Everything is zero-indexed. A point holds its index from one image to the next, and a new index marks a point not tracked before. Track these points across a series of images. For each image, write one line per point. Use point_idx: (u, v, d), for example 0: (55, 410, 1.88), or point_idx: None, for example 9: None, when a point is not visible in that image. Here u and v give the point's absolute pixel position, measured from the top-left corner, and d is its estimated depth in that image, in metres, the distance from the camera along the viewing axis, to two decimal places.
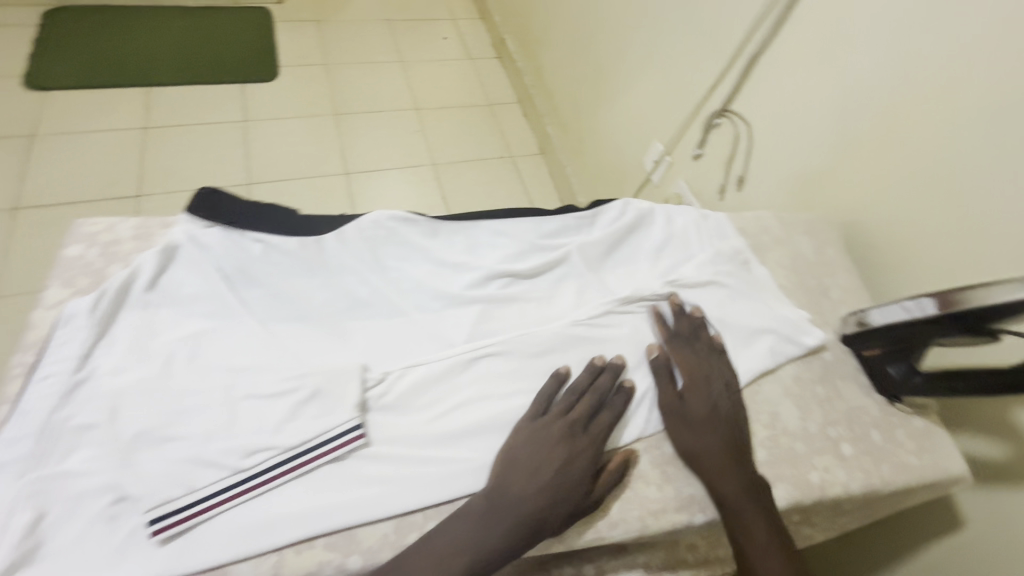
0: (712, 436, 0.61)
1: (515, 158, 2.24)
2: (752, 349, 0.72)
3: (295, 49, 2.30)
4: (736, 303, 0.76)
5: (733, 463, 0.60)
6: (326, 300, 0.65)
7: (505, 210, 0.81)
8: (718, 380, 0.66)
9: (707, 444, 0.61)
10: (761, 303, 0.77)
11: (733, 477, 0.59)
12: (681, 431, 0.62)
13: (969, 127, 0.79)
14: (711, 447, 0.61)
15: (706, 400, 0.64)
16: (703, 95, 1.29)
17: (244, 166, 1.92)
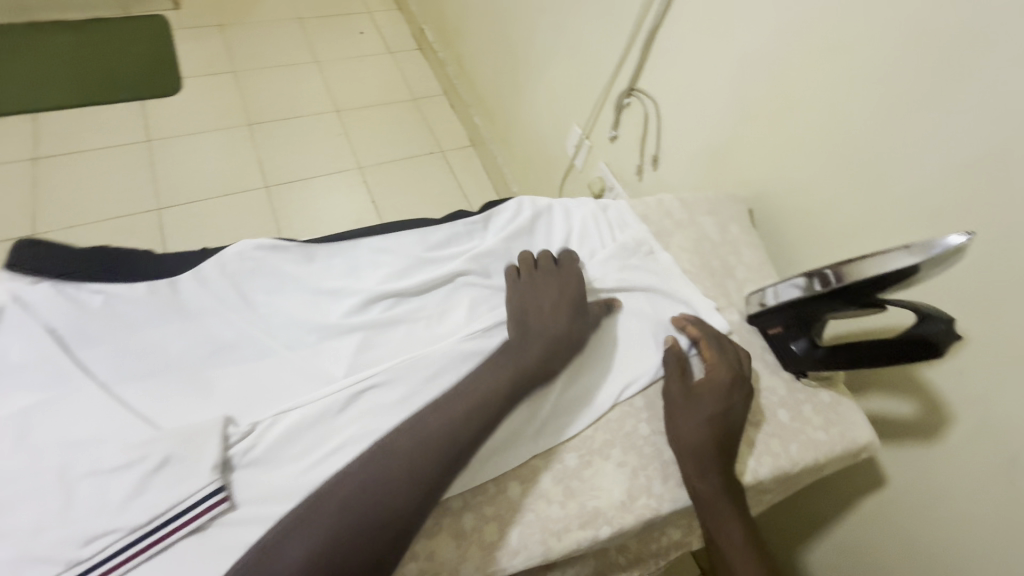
0: (707, 429, 0.61)
1: (445, 152, 2.10)
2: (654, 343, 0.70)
3: (196, 56, 2.09)
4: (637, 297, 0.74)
5: (722, 460, 0.60)
6: (184, 348, 0.59)
7: (391, 223, 0.76)
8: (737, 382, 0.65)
9: (700, 434, 0.61)
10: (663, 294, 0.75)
11: (717, 475, 0.59)
12: (677, 418, 0.62)
13: (852, 90, 0.78)
14: (703, 438, 0.61)
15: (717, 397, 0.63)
16: (611, 75, 1.26)
17: (151, 189, 1.74)
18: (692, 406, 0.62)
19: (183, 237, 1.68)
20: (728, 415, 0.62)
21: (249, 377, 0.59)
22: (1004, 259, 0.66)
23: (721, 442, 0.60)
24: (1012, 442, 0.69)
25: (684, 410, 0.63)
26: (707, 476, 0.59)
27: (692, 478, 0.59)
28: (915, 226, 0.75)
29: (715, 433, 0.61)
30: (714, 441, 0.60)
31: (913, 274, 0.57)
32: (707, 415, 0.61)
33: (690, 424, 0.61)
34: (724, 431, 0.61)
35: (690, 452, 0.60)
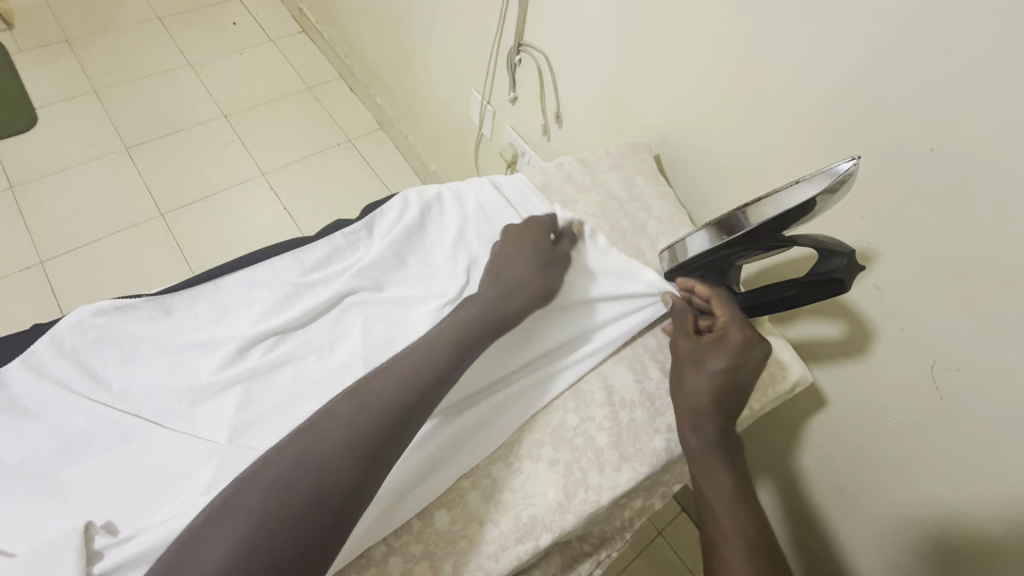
0: (703, 387, 0.59)
1: (354, 141, 1.92)
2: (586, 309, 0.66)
3: (45, 80, 1.82)
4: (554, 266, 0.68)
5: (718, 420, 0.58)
6: (28, 452, 0.50)
7: (261, 250, 0.67)
8: (740, 344, 0.61)
9: (693, 392, 0.59)
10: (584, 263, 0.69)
11: (710, 435, 0.58)
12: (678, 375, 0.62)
13: (729, 14, 0.74)
14: (698, 397, 0.59)
15: (719, 354, 0.60)
16: (499, 33, 1.17)
17: (26, 240, 1.52)
18: (696, 359, 0.61)
19: (74, 289, 1.47)
20: (733, 366, 0.60)
21: (114, 470, 0.51)
22: (897, 169, 0.65)
23: (722, 394, 0.59)
24: (932, 348, 0.69)
25: (688, 363, 0.61)
26: (702, 431, 0.58)
27: (686, 431, 0.59)
28: (812, 150, 0.72)
29: (716, 388, 0.59)
30: (713, 397, 0.58)
31: (813, 207, 0.56)
32: (709, 367, 0.60)
33: (694, 376, 0.60)
34: (730, 386, 0.59)
35: (689, 404, 0.59)
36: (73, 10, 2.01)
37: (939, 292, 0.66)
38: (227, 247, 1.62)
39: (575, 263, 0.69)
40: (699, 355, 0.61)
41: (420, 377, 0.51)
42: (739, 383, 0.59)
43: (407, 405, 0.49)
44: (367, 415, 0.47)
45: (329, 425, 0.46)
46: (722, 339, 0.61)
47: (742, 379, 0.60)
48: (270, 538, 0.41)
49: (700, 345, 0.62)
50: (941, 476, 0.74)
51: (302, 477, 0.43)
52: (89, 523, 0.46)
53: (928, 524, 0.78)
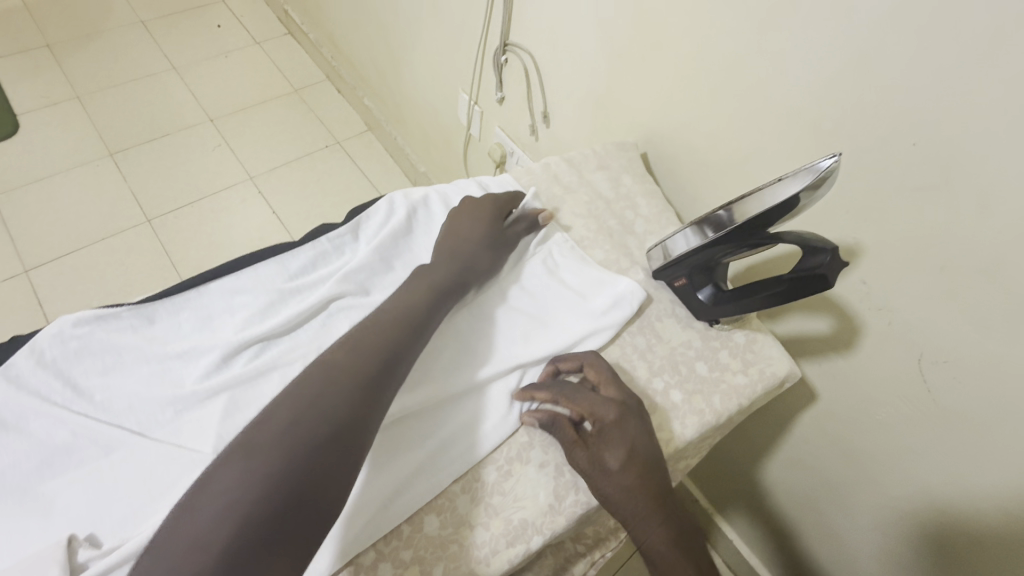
0: (629, 482, 0.55)
1: (342, 143, 1.91)
2: (560, 309, 0.68)
3: (27, 87, 1.80)
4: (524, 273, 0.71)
5: (654, 507, 0.55)
6: (7, 466, 0.49)
7: (247, 256, 0.66)
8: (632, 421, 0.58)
9: (625, 492, 0.54)
10: (558, 268, 0.72)
11: (656, 526, 0.55)
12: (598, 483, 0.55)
13: (713, 12, 0.74)
14: (626, 496, 0.54)
15: (623, 440, 0.56)
16: (485, 33, 1.17)
17: (9, 249, 1.50)
18: (608, 459, 0.55)
19: (61, 297, 1.45)
20: (642, 446, 0.57)
21: (97, 482, 0.50)
22: (882, 165, 0.65)
23: (646, 485, 0.55)
24: (919, 341, 0.69)
25: (595, 475, 0.55)
26: (648, 529, 0.55)
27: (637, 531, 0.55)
28: (797, 147, 0.73)
29: (641, 480, 0.55)
30: (643, 488, 0.55)
31: (797, 205, 0.56)
32: (620, 467, 0.55)
33: (611, 486, 0.54)
34: (644, 474, 0.55)
35: (624, 510, 0.54)
36: (53, 15, 1.99)
37: (925, 286, 0.66)
38: (215, 252, 1.60)
39: (540, 263, 0.71)
40: (603, 462, 0.55)
41: (382, 344, 0.53)
42: (649, 466, 0.56)
43: (375, 370, 0.51)
44: (341, 379, 0.48)
45: (284, 406, 0.45)
46: (611, 434, 0.56)
47: (649, 458, 0.57)
48: (270, 496, 0.40)
49: (596, 453, 0.55)
50: (930, 465, 0.75)
51: (266, 459, 0.42)
52: (72, 537, 0.46)
53: (919, 513, 0.79)
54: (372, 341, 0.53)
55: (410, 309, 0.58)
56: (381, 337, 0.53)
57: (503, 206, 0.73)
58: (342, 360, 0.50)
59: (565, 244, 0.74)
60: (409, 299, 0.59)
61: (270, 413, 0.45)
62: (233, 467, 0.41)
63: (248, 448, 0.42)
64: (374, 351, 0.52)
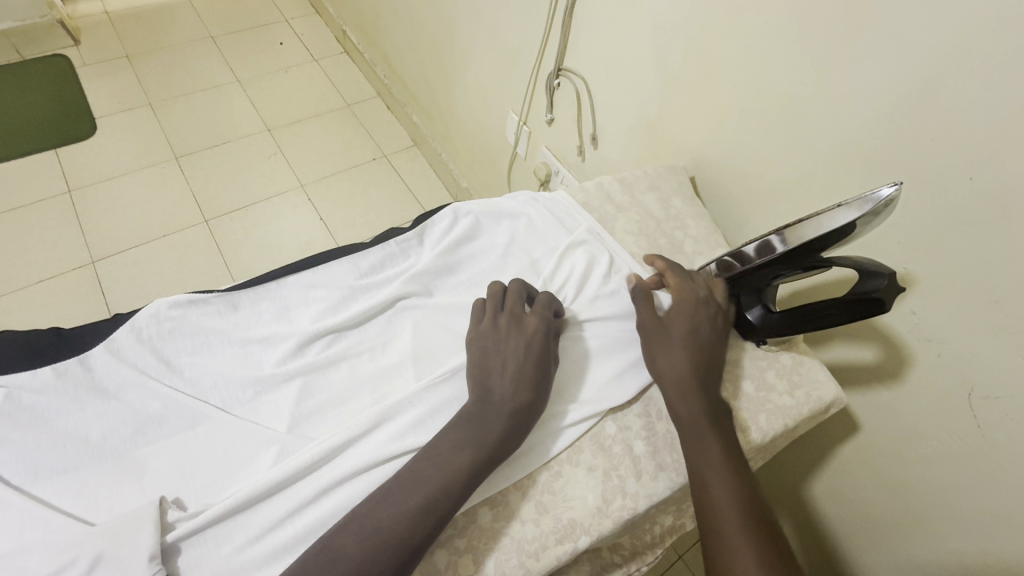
0: (678, 357, 0.62)
1: (389, 156, 1.99)
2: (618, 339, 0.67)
3: (107, 93, 1.95)
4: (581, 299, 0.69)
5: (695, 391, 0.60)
6: (105, 431, 0.54)
7: (320, 253, 0.71)
8: (706, 313, 0.66)
9: (675, 366, 0.61)
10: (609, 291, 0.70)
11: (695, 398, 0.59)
12: (653, 349, 0.63)
13: (769, 44, 0.77)
14: (677, 367, 0.61)
15: (687, 321, 0.65)
16: (539, 58, 1.23)
17: (80, 241, 1.61)
18: (666, 334, 0.64)
19: (123, 288, 1.55)
20: (701, 333, 0.64)
21: (185, 450, 0.54)
22: (937, 197, 0.66)
23: (697, 363, 0.62)
24: (970, 375, 0.69)
25: (655, 339, 0.64)
26: (687, 399, 0.59)
27: (672, 400, 0.60)
28: (849, 176, 0.75)
29: (694, 362, 0.62)
30: (691, 366, 0.61)
31: (853, 230, 0.58)
32: (682, 342, 0.63)
33: (664, 349, 0.63)
34: (700, 356, 0.62)
35: (671, 379, 0.61)
36: (135, 29, 2.15)
37: (977, 318, 0.67)
38: (266, 253, 1.69)
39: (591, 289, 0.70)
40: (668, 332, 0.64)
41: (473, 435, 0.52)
42: (710, 356, 0.63)
43: (462, 469, 0.50)
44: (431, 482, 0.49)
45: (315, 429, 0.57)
46: (684, 312, 0.65)
47: (709, 349, 0.63)
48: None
49: (668, 324, 0.65)
50: (978, 506, 0.73)
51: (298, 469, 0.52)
52: (163, 498, 0.50)
53: (964, 555, 0.77)
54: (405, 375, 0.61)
55: (507, 405, 0.54)
56: (468, 434, 0.52)
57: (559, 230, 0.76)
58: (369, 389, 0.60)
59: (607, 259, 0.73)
60: (500, 386, 0.56)
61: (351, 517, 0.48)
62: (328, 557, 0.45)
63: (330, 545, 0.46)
64: (461, 446, 0.52)
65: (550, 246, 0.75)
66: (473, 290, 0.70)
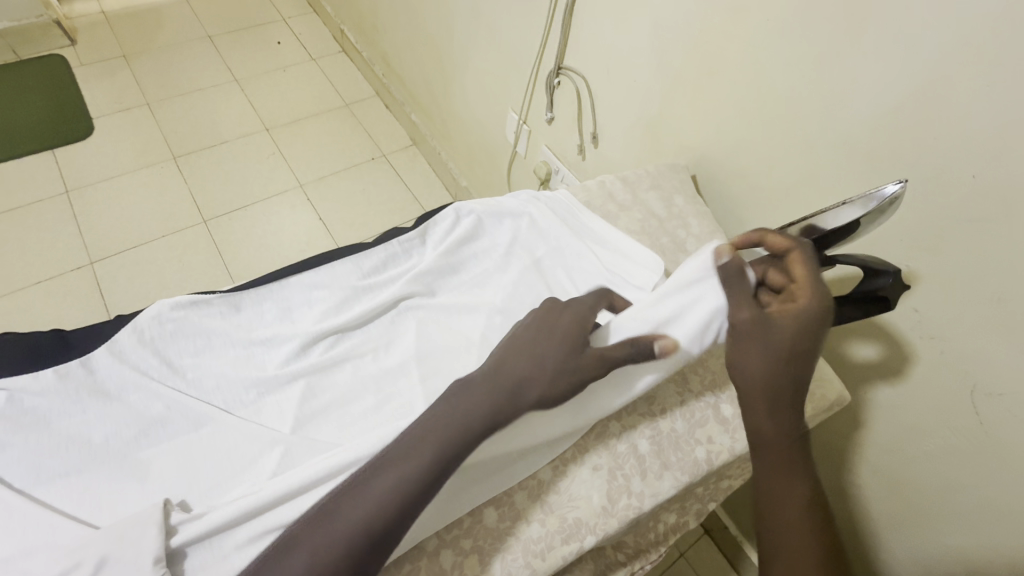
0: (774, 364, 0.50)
1: (388, 155, 1.99)
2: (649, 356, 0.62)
3: (104, 93, 1.94)
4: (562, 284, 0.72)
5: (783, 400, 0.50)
6: (108, 433, 0.54)
7: (322, 253, 0.71)
8: (825, 320, 0.51)
9: (765, 372, 0.50)
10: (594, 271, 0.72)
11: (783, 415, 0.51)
12: (746, 350, 0.51)
13: (772, 43, 0.77)
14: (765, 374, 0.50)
15: (800, 325, 0.50)
16: (539, 56, 1.23)
17: (78, 242, 1.61)
18: (771, 335, 0.50)
19: (122, 289, 1.54)
20: (812, 343, 0.50)
21: (188, 453, 0.54)
22: (939, 194, 0.66)
23: (796, 376, 0.50)
24: (973, 372, 0.69)
25: (757, 339, 0.50)
26: (777, 416, 0.51)
27: (761, 415, 0.50)
28: (851, 174, 0.75)
29: (789, 371, 0.50)
30: (792, 379, 0.50)
31: (857, 228, 0.58)
32: (783, 352, 0.50)
33: (761, 355, 0.50)
34: (798, 363, 0.50)
35: (760, 390, 0.50)
36: (131, 29, 2.14)
37: (980, 315, 0.67)
38: (266, 253, 1.68)
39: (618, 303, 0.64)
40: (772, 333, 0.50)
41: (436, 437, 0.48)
42: (806, 369, 0.51)
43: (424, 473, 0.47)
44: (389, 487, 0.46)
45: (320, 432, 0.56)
46: (799, 315, 0.51)
47: (808, 356, 0.51)
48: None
49: (773, 321, 0.51)
50: (980, 501, 0.74)
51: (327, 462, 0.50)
52: (167, 501, 0.49)
53: (967, 550, 0.78)
54: (407, 377, 0.61)
55: (473, 407, 0.49)
56: (432, 436, 0.48)
57: (562, 225, 0.76)
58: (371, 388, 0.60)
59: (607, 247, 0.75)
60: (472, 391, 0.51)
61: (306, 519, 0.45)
62: (284, 563, 0.43)
63: (285, 545, 0.44)
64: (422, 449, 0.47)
65: (551, 242, 0.75)
66: (473, 287, 0.70)
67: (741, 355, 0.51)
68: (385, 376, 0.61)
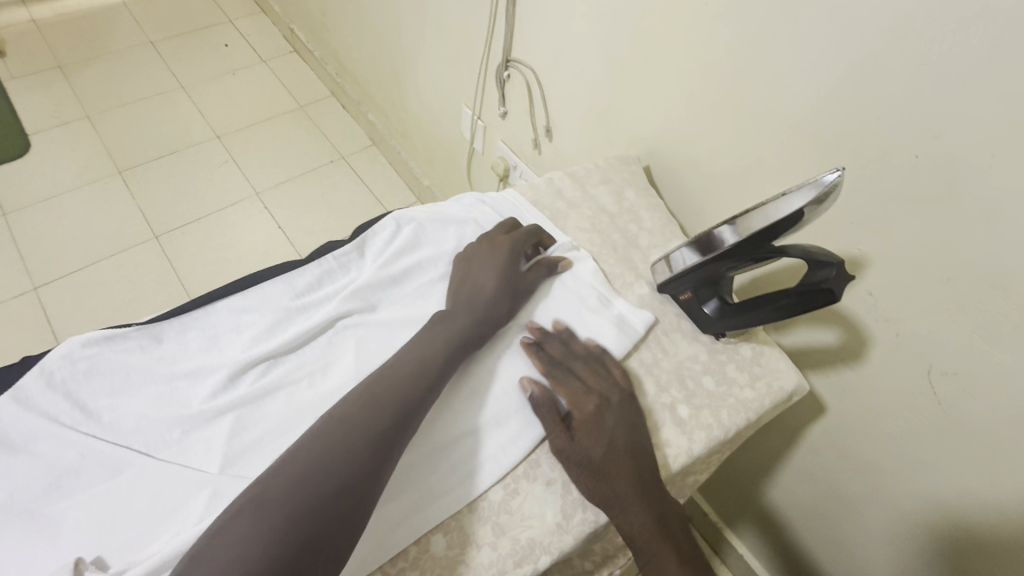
0: (602, 466, 0.56)
1: (346, 158, 1.92)
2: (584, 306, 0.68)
3: (39, 107, 1.83)
4: None
5: (633, 488, 0.56)
6: (16, 489, 0.49)
7: (253, 274, 0.67)
8: (612, 403, 0.60)
9: (605, 471, 0.56)
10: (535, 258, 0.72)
11: (636, 507, 0.55)
12: (572, 465, 0.56)
13: (713, 28, 0.75)
14: (608, 474, 0.56)
15: (602, 429, 0.58)
16: (487, 49, 1.19)
17: (18, 267, 1.52)
18: (586, 446, 0.57)
19: (68, 314, 1.46)
20: (620, 435, 0.58)
21: (104, 504, 0.50)
22: (885, 176, 0.65)
23: (622, 471, 0.56)
24: (927, 353, 0.69)
25: (579, 455, 0.57)
26: (629, 510, 0.55)
27: (614, 513, 0.55)
28: (799, 160, 0.73)
29: (621, 462, 0.57)
30: (623, 467, 0.56)
31: (802, 219, 0.56)
32: (601, 450, 0.57)
33: (587, 470, 0.56)
34: (630, 457, 0.57)
35: (606, 492, 0.55)
36: (65, 37, 2.02)
37: (930, 297, 0.66)
38: (223, 267, 1.62)
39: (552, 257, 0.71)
40: (601, 422, 0.58)
41: (394, 396, 0.51)
42: (636, 454, 0.58)
43: (383, 429, 0.49)
44: (354, 443, 0.47)
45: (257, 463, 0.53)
46: (598, 416, 0.58)
47: (631, 443, 0.58)
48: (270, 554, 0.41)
49: (581, 428, 0.58)
50: (944, 480, 0.74)
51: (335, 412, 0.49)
52: (79, 560, 0.45)
53: (933, 527, 0.78)
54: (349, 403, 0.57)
55: (411, 373, 0.54)
56: (379, 398, 0.51)
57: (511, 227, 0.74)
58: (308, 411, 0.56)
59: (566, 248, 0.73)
60: (409, 355, 0.56)
61: (272, 475, 0.44)
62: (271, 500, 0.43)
63: (255, 503, 0.42)
64: (385, 410, 0.50)
65: None
66: (419, 298, 0.67)
67: (578, 472, 0.56)
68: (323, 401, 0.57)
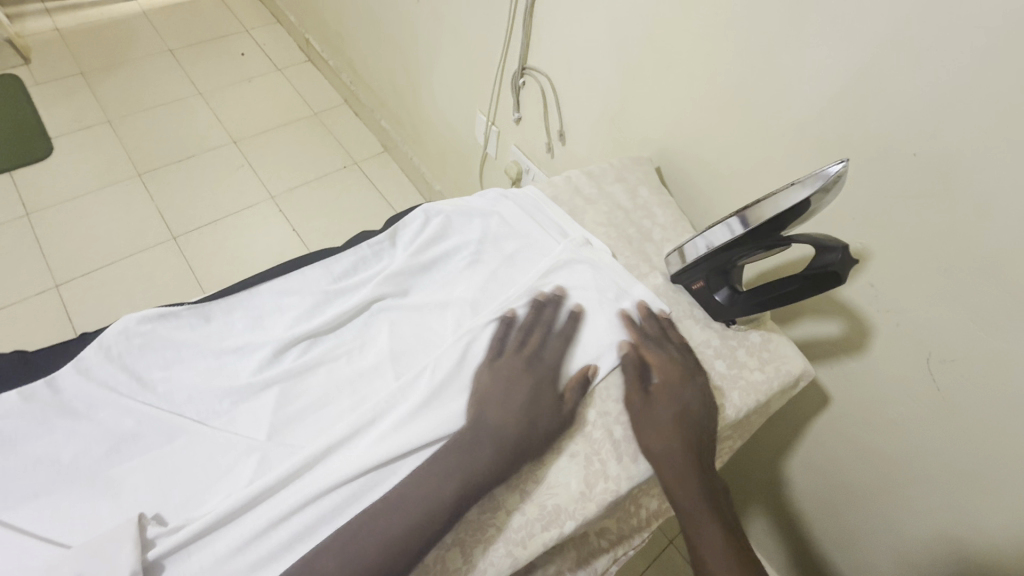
0: (669, 435, 0.60)
1: (359, 163, 1.98)
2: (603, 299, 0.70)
3: (62, 112, 1.89)
4: (516, 267, 0.73)
5: (693, 462, 0.60)
6: (78, 452, 0.53)
7: (291, 261, 0.71)
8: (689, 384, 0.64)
9: (668, 442, 0.60)
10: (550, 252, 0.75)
11: (693, 481, 0.59)
12: (643, 427, 0.61)
13: (721, 36, 0.80)
14: (671, 442, 0.60)
15: (674, 402, 0.62)
16: (502, 57, 1.24)
17: (42, 265, 1.56)
18: (653, 414, 0.61)
19: (90, 311, 1.51)
20: (688, 411, 0.62)
21: (160, 467, 0.53)
22: (885, 172, 0.69)
23: (690, 443, 0.60)
24: (927, 341, 0.73)
25: (648, 420, 0.61)
26: (686, 482, 0.59)
27: (670, 482, 0.59)
28: (804, 159, 0.78)
29: (684, 435, 0.61)
30: (685, 442, 0.60)
31: (808, 207, 0.60)
32: (667, 421, 0.61)
33: (657, 433, 0.60)
34: (691, 434, 0.61)
35: (665, 459, 0.59)
36: (88, 44, 2.09)
37: (929, 286, 0.70)
38: (239, 266, 1.66)
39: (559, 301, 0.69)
40: (680, 394, 0.63)
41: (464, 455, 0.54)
42: (700, 432, 0.62)
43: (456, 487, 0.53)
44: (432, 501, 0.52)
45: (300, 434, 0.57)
46: (672, 391, 0.63)
47: (695, 421, 0.62)
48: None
49: (655, 398, 0.62)
50: (945, 466, 0.77)
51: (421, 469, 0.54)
52: (142, 515, 0.49)
53: (936, 512, 0.81)
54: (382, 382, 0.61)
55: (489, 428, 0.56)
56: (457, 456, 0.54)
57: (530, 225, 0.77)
58: (343, 388, 0.60)
59: (581, 244, 0.75)
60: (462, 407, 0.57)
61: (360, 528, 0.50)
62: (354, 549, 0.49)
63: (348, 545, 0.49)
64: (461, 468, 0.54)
65: (517, 239, 0.76)
66: (439, 288, 0.70)
67: (652, 436, 0.61)
68: (355, 380, 0.61)
